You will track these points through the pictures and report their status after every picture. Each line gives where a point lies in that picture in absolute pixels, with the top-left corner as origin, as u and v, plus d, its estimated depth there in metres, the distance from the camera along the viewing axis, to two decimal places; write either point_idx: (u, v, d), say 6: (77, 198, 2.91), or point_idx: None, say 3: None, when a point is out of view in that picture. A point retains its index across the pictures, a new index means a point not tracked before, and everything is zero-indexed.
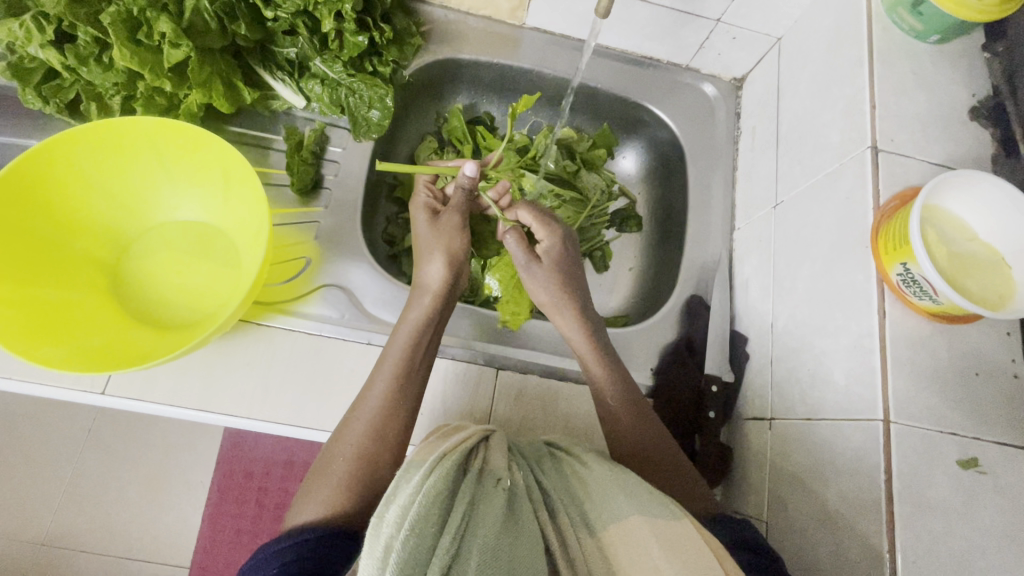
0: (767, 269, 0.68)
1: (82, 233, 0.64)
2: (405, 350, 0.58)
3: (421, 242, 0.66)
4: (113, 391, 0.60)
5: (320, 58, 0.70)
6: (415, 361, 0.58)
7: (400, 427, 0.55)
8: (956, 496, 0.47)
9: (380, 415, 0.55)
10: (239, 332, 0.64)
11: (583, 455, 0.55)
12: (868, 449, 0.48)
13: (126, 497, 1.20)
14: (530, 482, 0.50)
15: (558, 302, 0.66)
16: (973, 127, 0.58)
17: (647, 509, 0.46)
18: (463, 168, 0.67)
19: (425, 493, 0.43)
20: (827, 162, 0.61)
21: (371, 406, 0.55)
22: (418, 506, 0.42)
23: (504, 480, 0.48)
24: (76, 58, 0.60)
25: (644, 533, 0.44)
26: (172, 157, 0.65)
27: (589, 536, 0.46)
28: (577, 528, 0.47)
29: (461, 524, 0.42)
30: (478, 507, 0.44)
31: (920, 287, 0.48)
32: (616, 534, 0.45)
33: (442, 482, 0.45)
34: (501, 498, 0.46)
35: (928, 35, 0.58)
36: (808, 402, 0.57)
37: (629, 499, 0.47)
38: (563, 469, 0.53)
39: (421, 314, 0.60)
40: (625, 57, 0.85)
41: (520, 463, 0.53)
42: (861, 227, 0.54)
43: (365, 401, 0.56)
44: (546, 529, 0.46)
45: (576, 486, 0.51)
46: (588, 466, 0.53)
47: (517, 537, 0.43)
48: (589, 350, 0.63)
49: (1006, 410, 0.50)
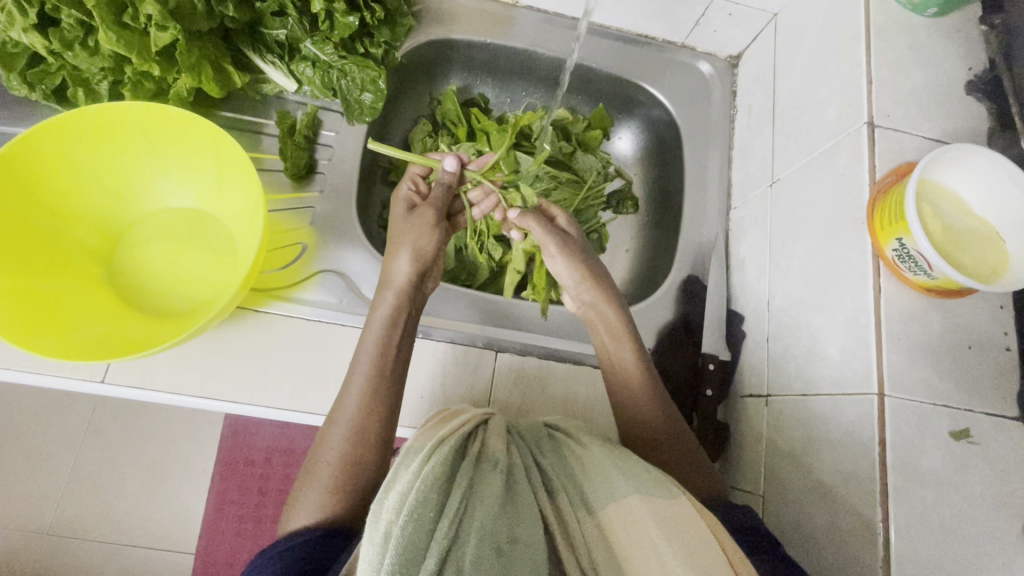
0: (763, 247, 0.68)
1: (76, 222, 0.63)
2: (374, 355, 0.57)
3: (395, 240, 0.63)
4: (112, 379, 0.60)
5: (310, 39, 0.69)
6: (387, 361, 0.58)
7: (381, 429, 0.55)
8: (948, 466, 0.48)
9: (359, 417, 0.55)
10: (237, 318, 0.64)
11: (582, 437, 0.55)
12: (863, 421, 0.49)
13: (129, 485, 1.21)
14: (529, 463, 0.51)
15: (603, 289, 0.65)
16: (968, 102, 0.58)
17: (643, 487, 0.47)
18: (445, 164, 0.70)
19: (423, 479, 0.44)
20: (824, 139, 0.61)
21: (349, 410, 0.55)
22: (416, 492, 0.43)
23: (502, 462, 0.49)
24: (61, 42, 0.59)
25: (641, 510, 0.45)
26: (163, 144, 0.64)
27: (587, 514, 0.47)
28: (576, 508, 0.48)
29: (459, 509, 0.43)
30: (476, 490, 0.45)
31: (915, 262, 0.48)
32: (615, 513, 0.46)
33: (440, 467, 0.46)
34: (500, 480, 0.47)
35: (924, 8, 0.58)
36: (803, 378, 0.57)
37: (626, 477, 0.48)
38: (563, 451, 0.54)
39: (387, 312, 0.60)
40: (620, 36, 0.84)
41: (519, 445, 0.53)
42: (856, 205, 0.55)
43: (336, 418, 0.55)
44: (545, 508, 0.47)
45: (575, 468, 0.51)
46: (587, 447, 0.53)
47: (517, 518, 0.44)
48: (632, 355, 0.63)
49: (999, 382, 0.50)
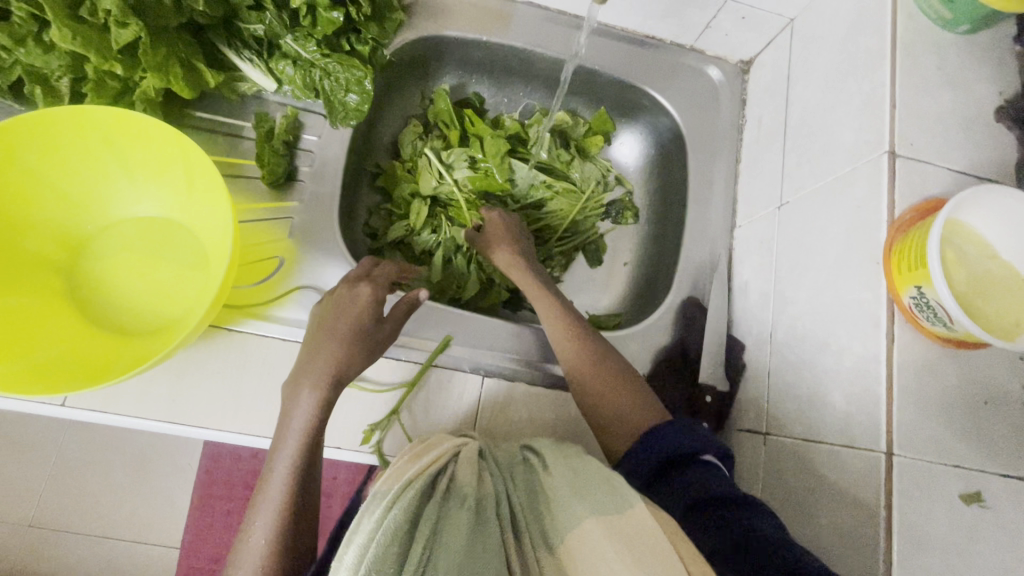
0: (768, 273, 0.65)
1: (38, 233, 0.59)
2: (296, 446, 0.52)
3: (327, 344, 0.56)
4: (73, 402, 0.57)
5: (291, 36, 0.64)
6: (308, 452, 0.52)
7: (300, 522, 0.50)
8: (957, 532, 0.45)
9: (277, 512, 0.49)
10: (208, 338, 0.61)
11: (549, 461, 0.50)
12: (868, 479, 0.46)
13: (111, 481, 1.18)
14: (500, 497, 0.47)
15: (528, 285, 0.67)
16: (998, 130, 0.54)
17: (598, 509, 0.44)
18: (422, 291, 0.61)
19: (382, 532, 0.41)
20: (839, 164, 0.56)
21: (266, 510, 0.50)
22: (375, 547, 0.40)
23: (469, 499, 0.46)
24: (11, 37, 0.53)
25: (597, 534, 0.42)
26: (127, 149, 0.60)
27: (548, 553, 0.44)
28: (536, 546, 0.44)
29: (419, 563, 0.40)
30: (440, 538, 0.42)
31: (935, 313, 0.45)
32: (575, 543, 0.43)
33: (402, 516, 0.43)
34: (464, 521, 0.43)
35: (957, 25, 0.53)
36: (805, 421, 0.54)
37: (582, 502, 0.45)
38: (532, 480, 0.50)
39: (309, 402, 0.53)
40: (626, 36, 0.78)
41: (494, 475, 0.50)
42: (872, 242, 0.51)
43: (246, 542, 0.49)
44: (508, 552, 0.44)
45: (540, 500, 0.48)
46: (552, 475, 0.49)
47: (481, 562, 0.41)
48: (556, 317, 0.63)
49: (1013, 440, 0.48)
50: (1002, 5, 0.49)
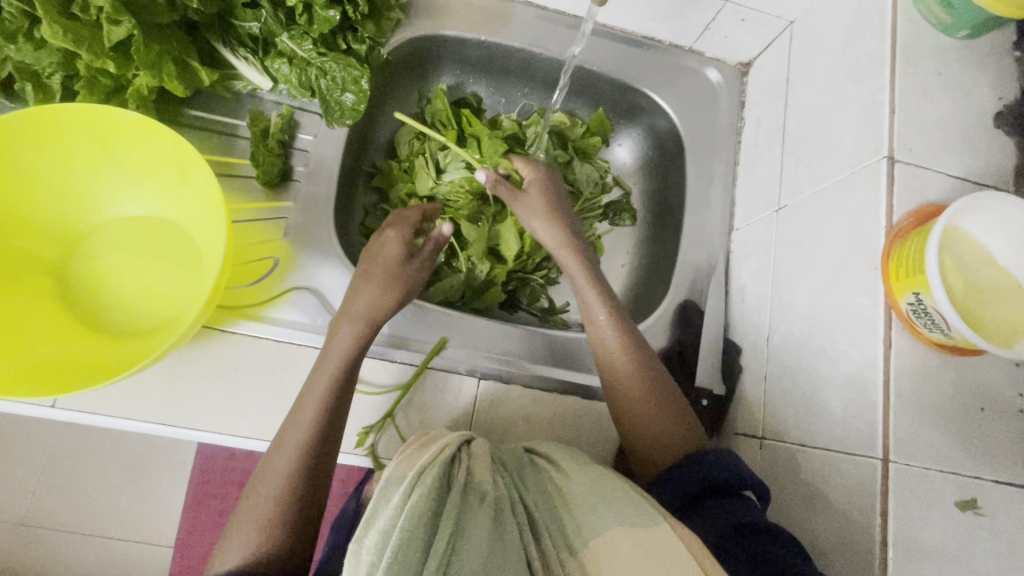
0: (766, 277, 0.64)
1: (28, 233, 0.58)
2: (317, 399, 0.53)
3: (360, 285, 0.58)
4: (64, 403, 0.57)
5: (287, 34, 0.63)
6: (329, 411, 0.53)
7: (313, 481, 0.51)
8: (952, 539, 0.45)
9: (286, 474, 0.50)
10: (202, 339, 0.60)
11: (563, 465, 0.51)
12: (864, 486, 0.46)
13: (104, 479, 1.17)
14: (514, 496, 0.47)
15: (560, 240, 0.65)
16: (997, 136, 0.54)
17: (625, 518, 0.44)
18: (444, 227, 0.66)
19: (406, 517, 0.41)
20: (837, 169, 0.56)
21: (280, 465, 0.51)
22: (400, 531, 0.40)
23: (489, 494, 0.45)
24: (3, 34, 0.53)
25: (625, 546, 0.42)
26: (120, 148, 0.59)
27: (570, 556, 0.43)
28: (558, 547, 0.44)
29: (445, 552, 0.40)
30: (464, 528, 0.42)
31: (932, 319, 0.45)
32: (602, 549, 0.43)
33: (425, 501, 0.43)
34: (487, 515, 0.43)
35: (957, 30, 0.53)
36: (802, 427, 0.54)
37: (609, 508, 0.45)
38: (544, 482, 0.50)
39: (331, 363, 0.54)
40: (625, 37, 0.78)
41: (504, 474, 0.49)
42: (870, 248, 0.51)
43: (258, 488, 0.51)
44: (529, 553, 0.43)
45: (558, 503, 0.48)
46: (571, 479, 0.49)
47: (504, 560, 0.41)
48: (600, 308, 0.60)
49: (1009, 447, 0.48)
50: (1000, 10, 0.49)
